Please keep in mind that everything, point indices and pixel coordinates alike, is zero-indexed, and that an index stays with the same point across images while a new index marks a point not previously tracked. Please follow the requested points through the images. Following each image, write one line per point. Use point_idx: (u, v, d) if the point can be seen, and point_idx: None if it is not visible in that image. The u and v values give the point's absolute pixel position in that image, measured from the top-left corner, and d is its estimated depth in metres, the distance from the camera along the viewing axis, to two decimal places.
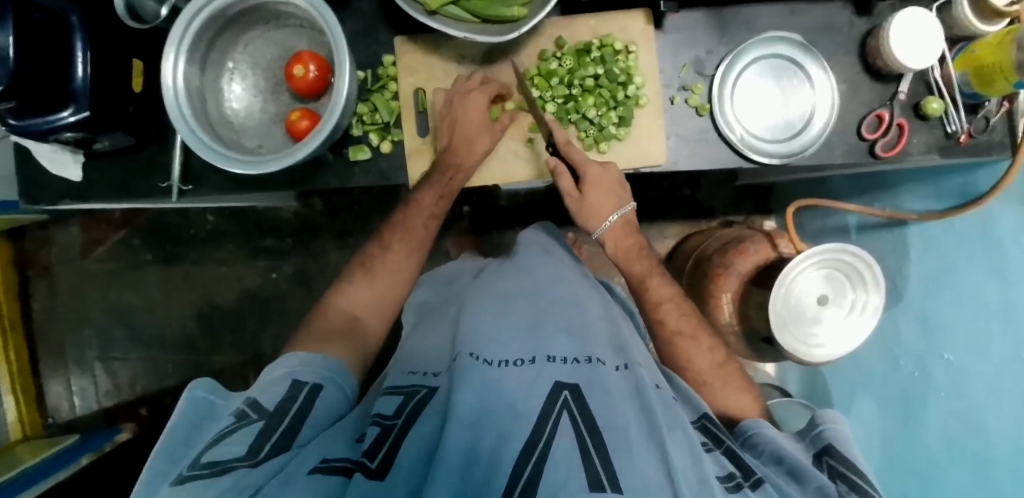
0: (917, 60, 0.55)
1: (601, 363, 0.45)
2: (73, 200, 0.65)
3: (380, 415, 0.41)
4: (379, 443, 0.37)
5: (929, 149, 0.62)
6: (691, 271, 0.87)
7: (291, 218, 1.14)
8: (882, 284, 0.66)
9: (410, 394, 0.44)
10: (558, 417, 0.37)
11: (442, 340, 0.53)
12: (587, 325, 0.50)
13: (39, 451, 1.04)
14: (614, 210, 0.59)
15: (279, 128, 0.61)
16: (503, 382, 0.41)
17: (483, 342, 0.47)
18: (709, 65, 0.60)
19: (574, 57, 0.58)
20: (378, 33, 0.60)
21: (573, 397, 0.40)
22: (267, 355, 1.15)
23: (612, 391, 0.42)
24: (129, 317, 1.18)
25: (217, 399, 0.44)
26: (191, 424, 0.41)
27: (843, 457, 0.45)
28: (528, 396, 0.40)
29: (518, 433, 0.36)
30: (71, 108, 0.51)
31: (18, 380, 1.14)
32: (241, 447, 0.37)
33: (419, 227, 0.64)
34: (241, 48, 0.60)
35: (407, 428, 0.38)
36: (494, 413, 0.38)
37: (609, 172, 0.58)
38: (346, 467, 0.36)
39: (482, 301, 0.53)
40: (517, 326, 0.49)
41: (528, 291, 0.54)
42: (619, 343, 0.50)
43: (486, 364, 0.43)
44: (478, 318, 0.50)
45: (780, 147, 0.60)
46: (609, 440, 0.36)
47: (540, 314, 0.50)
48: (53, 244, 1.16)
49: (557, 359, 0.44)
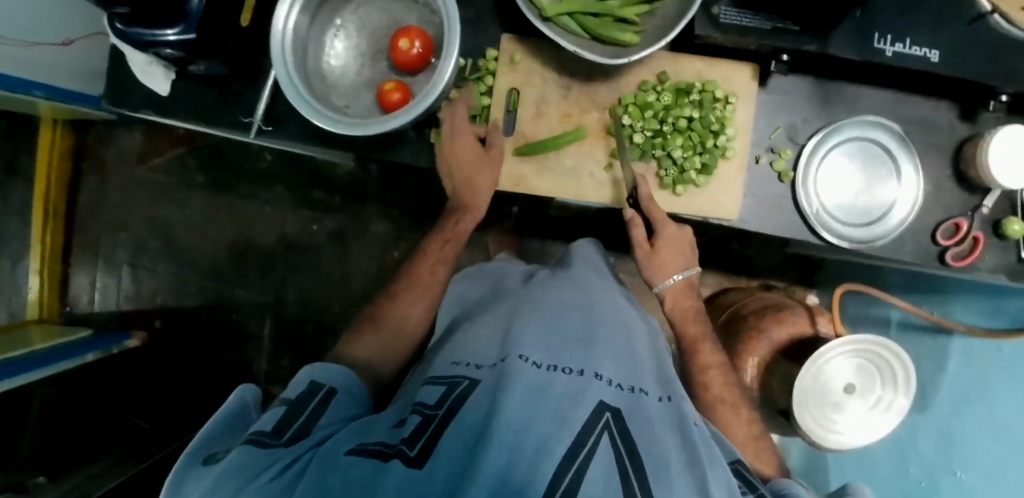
0: (1010, 179, 0.54)
1: (645, 394, 0.42)
2: (153, 112, 0.67)
3: (423, 405, 0.39)
4: (419, 432, 0.35)
5: (998, 269, 0.60)
6: (722, 325, 0.84)
7: (345, 177, 1.15)
8: (913, 388, 0.66)
9: (453, 385, 0.41)
10: (600, 435, 0.34)
11: (484, 333, 0.50)
12: (634, 352, 0.47)
13: (48, 338, 1.06)
14: (680, 271, 0.60)
15: (369, 94, 0.62)
16: (550, 387, 0.37)
17: (532, 342, 0.42)
18: (802, 134, 0.60)
19: (672, 94, 0.58)
20: (488, 26, 0.61)
21: (615, 420, 0.35)
22: (289, 301, 1.18)
23: (654, 422, 0.39)
24: (167, 230, 1.20)
25: (251, 413, 0.46)
26: (227, 426, 0.42)
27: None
28: (574, 405, 0.35)
29: (561, 439, 0.32)
30: (177, 27, 0.52)
31: (49, 262, 1.17)
32: (267, 425, 0.38)
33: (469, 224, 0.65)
34: (352, 9, 0.61)
35: (450, 417, 0.36)
36: (539, 415, 0.33)
37: (683, 234, 0.59)
38: (379, 451, 0.33)
39: (536, 304, 0.49)
40: (568, 336, 0.44)
41: (580, 304, 0.50)
42: (662, 380, 0.47)
43: (536, 368, 0.38)
44: (529, 322, 0.46)
45: (854, 231, 0.59)
46: (650, 469, 0.33)
47: (593, 327, 0.47)
48: (113, 144, 1.19)
49: (603, 379, 0.40)
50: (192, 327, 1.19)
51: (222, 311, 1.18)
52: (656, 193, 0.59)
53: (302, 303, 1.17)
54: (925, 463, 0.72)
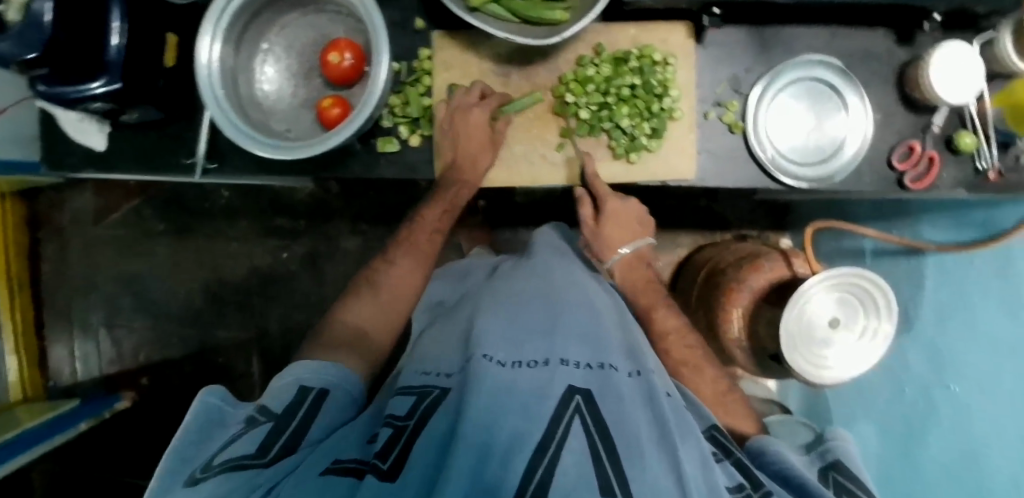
0: (954, 94, 0.54)
1: (614, 370, 0.44)
2: (96, 169, 0.65)
3: (393, 416, 0.41)
4: (390, 446, 0.37)
5: (956, 183, 0.61)
6: (702, 282, 0.89)
7: (305, 199, 1.13)
8: (894, 312, 0.67)
9: (423, 395, 0.44)
10: (571, 420, 0.36)
11: (452, 342, 0.53)
12: (600, 330, 0.49)
13: (38, 414, 1.04)
14: (631, 240, 0.63)
15: (309, 113, 0.61)
16: (516, 382, 0.40)
17: (495, 343, 0.46)
18: (746, 84, 0.60)
19: (610, 65, 0.58)
20: (417, 26, 0.60)
21: (585, 403, 0.38)
22: (272, 334, 1.16)
23: (624, 398, 0.40)
24: (137, 285, 1.18)
25: (227, 406, 0.48)
26: (202, 432, 0.44)
27: (850, 473, 0.47)
28: (542, 397, 0.38)
29: (531, 432, 0.34)
30: (102, 79, 0.50)
31: (23, 341, 1.14)
32: (252, 447, 0.39)
33: (424, 238, 0.66)
34: (277, 30, 0.60)
35: (419, 428, 0.39)
36: (508, 410, 0.36)
37: (629, 207, 0.63)
38: (355, 468, 0.36)
39: (496, 306, 0.53)
40: (530, 330, 0.48)
41: (541, 296, 0.54)
42: (631, 351, 0.49)
43: (499, 365, 0.42)
44: (490, 323, 0.50)
45: (811, 171, 0.59)
46: (621, 447, 0.35)
47: (555, 317, 0.50)
48: (65, 208, 1.17)
49: (570, 363, 0.43)
50: (180, 378, 1.16)
51: (207, 357, 1.17)
52: (612, 164, 0.60)
53: (286, 333, 1.16)
54: (918, 381, 0.71)
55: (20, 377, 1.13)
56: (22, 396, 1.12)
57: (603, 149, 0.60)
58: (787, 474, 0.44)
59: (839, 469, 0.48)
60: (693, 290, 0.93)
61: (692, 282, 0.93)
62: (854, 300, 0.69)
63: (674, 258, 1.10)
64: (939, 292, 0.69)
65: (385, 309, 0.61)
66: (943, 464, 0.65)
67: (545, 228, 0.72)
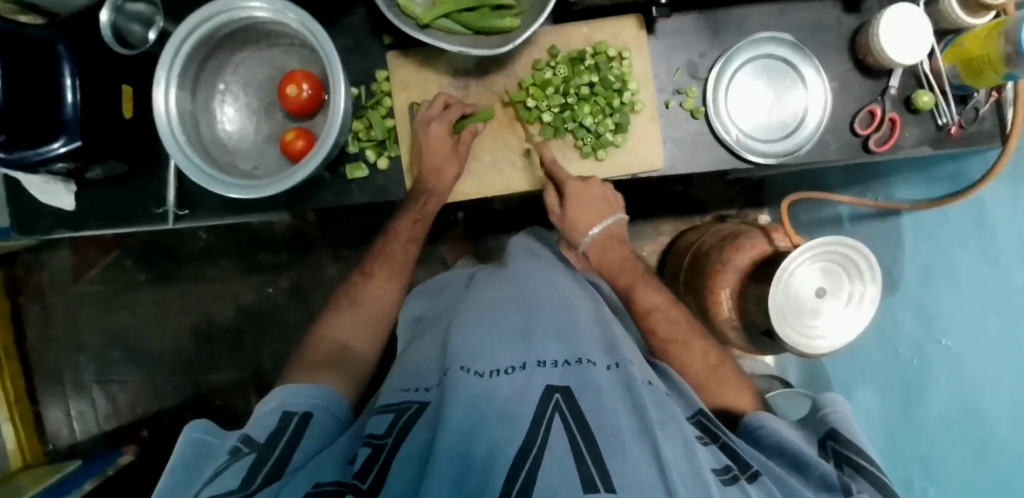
0: (907, 55, 0.55)
1: (592, 364, 0.48)
2: (67, 229, 0.64)
3: (372, 436, 0.44)
4: (368, 466, 0.40)
5: (921, 141, 0.62)
6: (690, 267, 0.90)
7: (284, 231, 1.13)
8: (879, 275, 0.67)
9: (401, 410, 0.48)
10: (550, 422, 0.40)
11: (434, 353, 0.57)
12: (575, 327, 0.54)
13: (40, 480, 1.03)
14: (600, 221, 0.62)
15: (274, 148, 0.60)
16: (494, 390, 0.44)
17: (474, 351, 0.50)
18: (703, 68, 0.60)
19: (567, 65, 0.59)
20: (370, 49, 0.60)
21: (564, 400, 0.42)
22: (267, 370, 1.15)
23: (602, 390, 0.44)
24: (125, 337, 1.17)
25: (212, 438, 0.48)
26: (189, 473, 0.44)
27: (845, 440, 0.48)
28: (521, 403, 0.42)
29: (512, 438, 0.38)
30: (62, 138, 0.50)
31: (16, 407, 1.14)
32: (234, 480, 0.39)
33: (399, 252, 0.68)
34: (231, 69, 0.59)
35: (398, 446, 0.42)
36: (488, 420, 0.39)
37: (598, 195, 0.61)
38: (337, 490, 0.39)
39: (474, 314, 0.57)
40: (507, 334, 0.52)
41: (518, 300, 0.58)
42: (610, 346, 0.53)
43: (478, 375, 0.46)
44: (468, 329, 0.54)
45: (776, 147, 0.60)
46: (601, 440, 0.38)
47: (529, 321, 0.54)
48: (44, 269, 1.17)
49: (547, 364, 0.47)
50: (179, 425, 1.16)
51: (205, 401, 1.16)
52: (580, 163, 0.61)
53: (280, 367, 1.15)
54: (913, 341, 0.71)
55: (18, 444, 1.12)
56: (23, 462, 1.11)
57: (570, 150, 0.61)
58: (783, 449, 0.46)
59: (835, 437, 0.49)
60: (681, 277, 0.94)
61: (679, 269, 0.94)
62: (839, 267, 0.69)
63: (658, 246, 1.11)
64: (916, 250, 0.71)
65: (375, 322, 0.66)
66: (942, 420, 0.65)
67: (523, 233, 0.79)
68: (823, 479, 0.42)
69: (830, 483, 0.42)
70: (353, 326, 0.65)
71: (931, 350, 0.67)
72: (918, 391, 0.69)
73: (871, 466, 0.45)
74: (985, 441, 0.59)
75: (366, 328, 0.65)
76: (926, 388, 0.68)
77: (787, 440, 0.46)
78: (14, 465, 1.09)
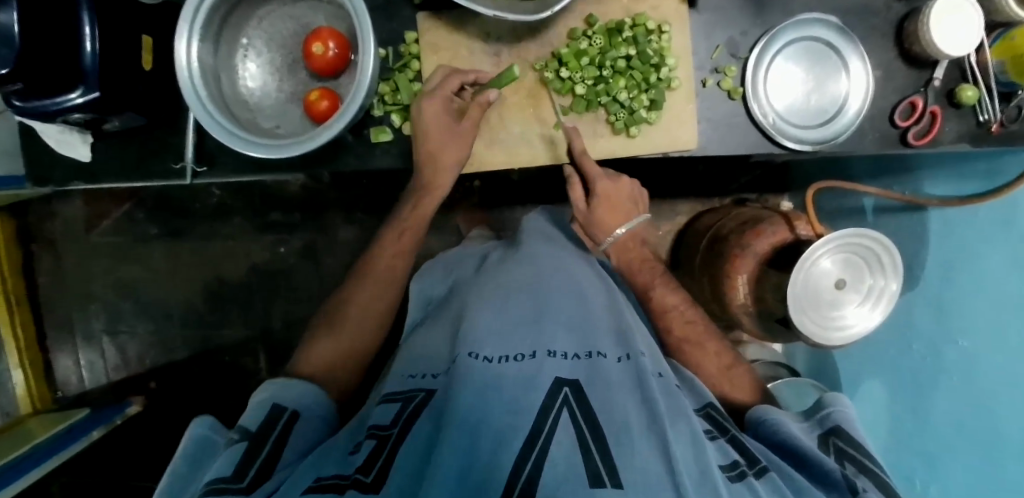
0: (953, 46, 0.53)
1: (602, 357, 0.49)
2: (83, 182, 0.63)
3: (378, 426, 0.45)
4: (372, 460, 0.40)
5: (960, 137, 0.59)
6: (707, 247, 0.90)
7: (297, 191, 1.12)
8: (901, 270, 0.66)
9: (409, 398, 0.48)
10: (558, 414, 0.40)
11: (444, 339, 0.58)
12: (589, 317, 0.55)
13: (49, 426, 1.04)
14: (627, 221, 0.64)
15: (296, 108, 0.59)
16: (502, 377, 0.45)
17: (482, 338, 0.51)
18: (743, 47, 0.58)
19: (604, 36, 0.57)
20: (400, 9, 0.59)
21: (573, 394, 0.43)
22: (276, 329, 1.16)
23: (610, 380, 0.46)
24: (135, 291, 1.18)
25: (217, 436, 0.48)
26: (195, 470, 0.44)
27: (849, 438, 0.48)
28: (530, 392, 0.43)
29: (519, 429, 0.38)
30: (80, 89, 0.48)
31: (27, 354, 1.16)
32: (225, 470, 0.41)
33: (409, 240, 0.67)
34: (255, 24, 0.58)
35: (403, 436, 0.42)
36: (494, 407, 0.41)
37: (619, 187, 0.64)
38: (336, 483, 0.38)
39: (485, 301, 0.58)
40: (518, 320, 0.54)
41: (531, 283, 0.59)
42: (622, 334, 0.54)
43: (486, 361, 0.47)
44: (481, 315, 0.55)
45: (812, 134, 0.58)
46: (609, 435, 0.39)
47: (541, 310, 0.55)
48: (55, 218, 1.16)
49: (557, 355, 0.48)
50: (187, 379, 1.17)
51: (213, 356, 1.17)
52: (613, 139, 0.59)
53: (289, 326, 1.16)
54: (926, 338, 0.70)
55: (28, 390, 1.14)
56: (33, 408, 1.14)
57: (602, 125, 0.59)
58: (788, 445, 0.47)
59: (839, 434, 0.49)
60: (697, 257, 0.94)
61: (695, 248, 0.94)
62: (860, 260, 0.68)
63: (673, 227, 1.13)
64: (938, 250, 0.69)
65: (389, 296, 0.67)
66: (953, 418, 0.65)
67: (535, 216, 0.78)
68: (827, 475, 0.43)
69: (834, 479, 0.42)
70: (368, 293, 0.67)
71: (946, 349, 0.66)
72: (926, 386, 0.69)
73: (875, 468, 0.44)
74: (1000, 443, 0.59)
75: (386, 305, 0.66)
76: (934, 386, 0.68)
77: (790, 435, 0.48)
78: (23, 411, 1.11)
